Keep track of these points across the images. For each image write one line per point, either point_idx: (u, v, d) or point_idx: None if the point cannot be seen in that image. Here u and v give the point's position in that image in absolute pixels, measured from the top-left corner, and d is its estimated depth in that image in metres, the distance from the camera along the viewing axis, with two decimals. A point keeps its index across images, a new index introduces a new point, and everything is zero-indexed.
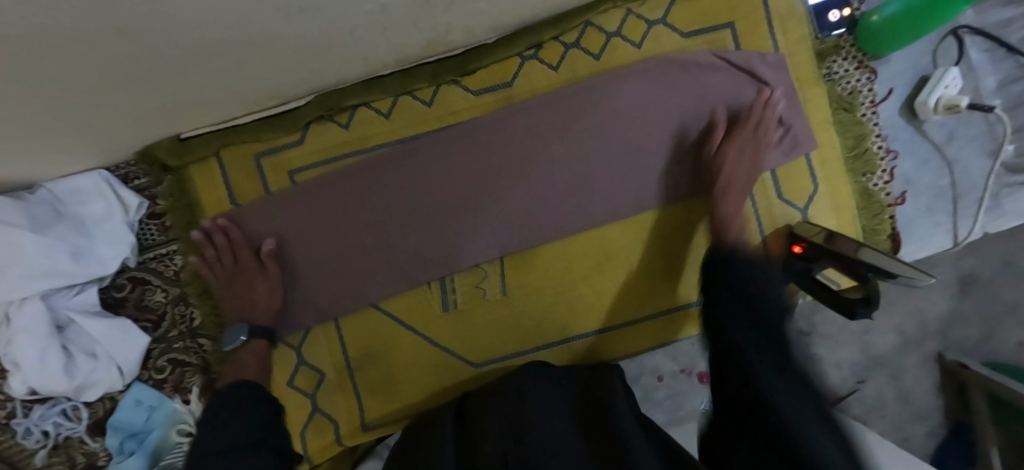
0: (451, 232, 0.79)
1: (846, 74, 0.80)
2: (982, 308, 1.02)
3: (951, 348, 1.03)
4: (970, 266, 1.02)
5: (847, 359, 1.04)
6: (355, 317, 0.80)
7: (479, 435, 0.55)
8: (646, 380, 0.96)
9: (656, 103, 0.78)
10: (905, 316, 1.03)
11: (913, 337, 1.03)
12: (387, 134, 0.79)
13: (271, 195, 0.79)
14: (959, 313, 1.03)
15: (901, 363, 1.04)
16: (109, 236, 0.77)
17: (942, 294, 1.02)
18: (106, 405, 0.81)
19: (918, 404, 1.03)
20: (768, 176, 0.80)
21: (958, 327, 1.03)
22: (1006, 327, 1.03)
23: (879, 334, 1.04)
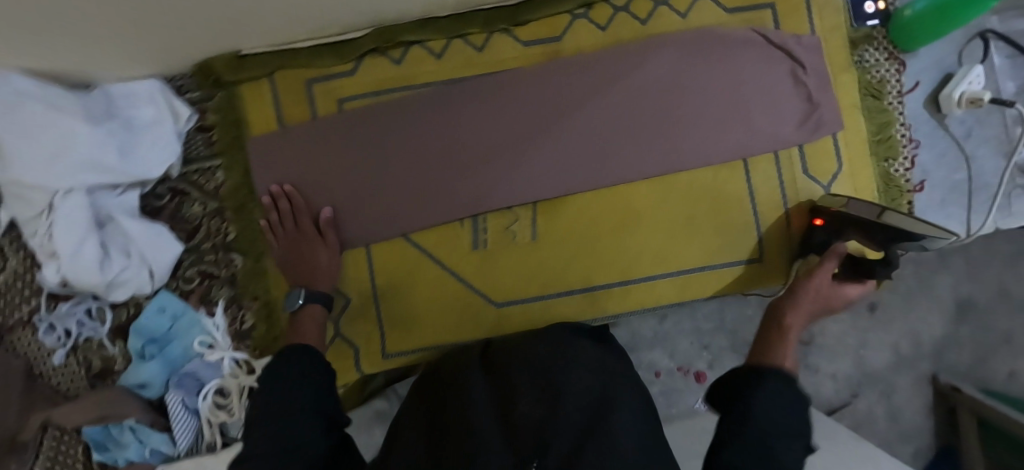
0: (489, 174, 0.82)
1: (876, 64, 0.84)
2: (977, 334, 1.06)
3: (944, 370, 1.07)
4: (967, 291, 1.06)
5: (842, 372, 1.07)
6: (365, 252, 0.83)
7: (495, 397, 0.51)
8: (645, 375, 1.02)
9: (694, 71, 0.82)
10: (902, 335, 1.07)
11: (908, 356, 1.07)
12: (436, 74, 0.82)
13: (318, 120, 0.82)
14: (954, 337, 1.06)
15: (894, 381, 1.07)
16: (156, 142, 0.79)
17: (939, 319, 1.06)
18: (130, 311, 0.83)
19: (907, 423, 1.06)
20: (794, 151, 0.83)
21: (952, 350, 1.07)
22: (1000, 356, 1.07)
23: (875, 351, 1.07)
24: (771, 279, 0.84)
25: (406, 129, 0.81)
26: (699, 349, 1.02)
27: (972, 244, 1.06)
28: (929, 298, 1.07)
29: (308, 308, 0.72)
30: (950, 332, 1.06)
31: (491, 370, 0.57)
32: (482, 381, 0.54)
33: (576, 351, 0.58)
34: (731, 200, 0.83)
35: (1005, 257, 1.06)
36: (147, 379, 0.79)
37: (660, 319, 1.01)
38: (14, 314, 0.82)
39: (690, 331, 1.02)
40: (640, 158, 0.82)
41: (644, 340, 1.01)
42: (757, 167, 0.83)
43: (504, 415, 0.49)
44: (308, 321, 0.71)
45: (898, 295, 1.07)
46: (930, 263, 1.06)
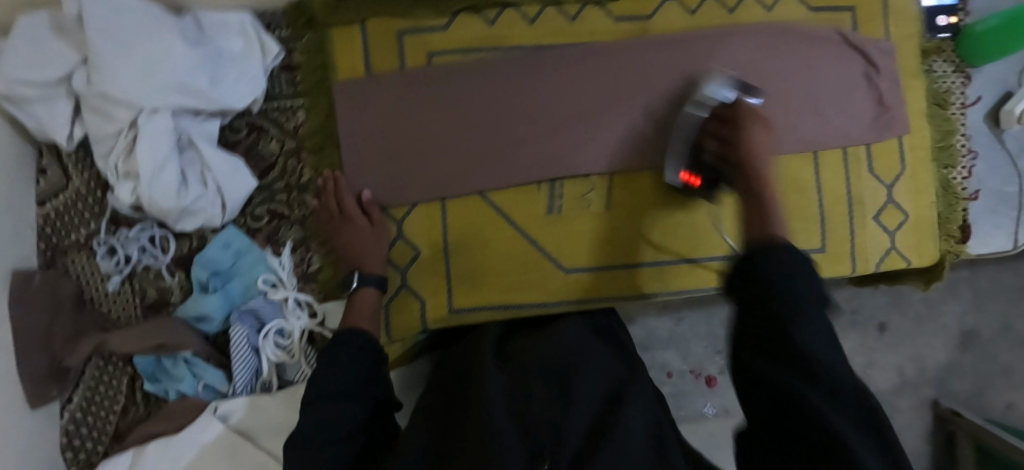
0: (571, 141, 0.82)
1: (944, 74, 0.88)
2: (980, 363, 1.14)
3: (945, 396, 1.14)
4: (973, 322, 1.14)
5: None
6: (431, 211, 0.82)
7: (509, 394, 0.55)
8: (656, 374, 1.02)
9: (776, 62, 0.85)
10: (908, 359, 1.14)
11: (912, 380, 1.14)
12: (526, 38, 0.84)
13: (406, 70, 0.82)
14: (957, 364, 1.14)
15: (896, 403, 1.14)
16: (244, 73, 0.78)
17: (944, 345, 1.14)
18: (194, 243, 0.81)
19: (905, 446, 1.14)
20: (862, 149, 0.86)
21: (954, 379, 1.14)
22: (997, 388, 1.15)
23: (881, 371, 1.14)
24: (835, 268, 0.86)
25: (489, 88, 0.82)
26: (713, 354, 1.03)
27: (980, 276, 1.14)
28: (937, 325, 1.14)
29: (359, 292, 0.74)
30: (954, 359, 1.14)
31: (509, 367, 0.60)
32: (498, 374, 0.58)
33: (583, 358, 0.61)
34: (800, 191, 0.85)
35: (1011, 290, 1.14)
36: (206, 313, 0.77)
37: (677, 320, 1.02)
38: (71, 236, 0.81)
39: (704, 335, 1.03)
40: None
41: (659, 340, 1.02)
42: (827, 161, 0.86)
43: (518, 410, 0.52)
44: (365, 305, 0.73)
45: (908, 319, 1.14)
46: (940, 290, 1.14)
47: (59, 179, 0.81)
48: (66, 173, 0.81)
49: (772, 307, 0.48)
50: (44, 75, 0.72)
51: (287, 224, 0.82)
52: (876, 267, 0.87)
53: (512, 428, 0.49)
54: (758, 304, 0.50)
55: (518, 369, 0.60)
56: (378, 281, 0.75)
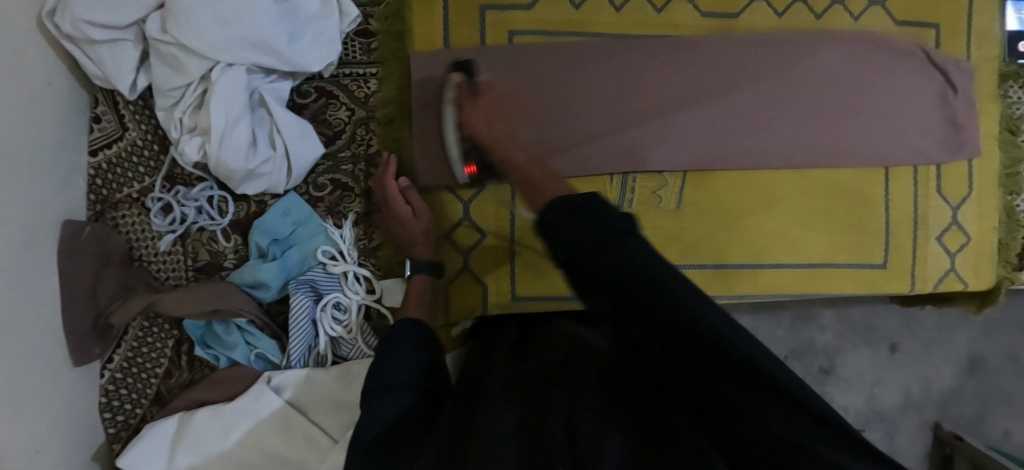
0: (648, 134, 0.80)
1: (1019, 101, 0.89)
2: (982, 390, 1.17)
3: (946, 420, 1.17)
4: (979, 349, 1.18)
5: (855, 405, 1.16)
6: (485, 198, 0.79)
7: (506, 400, 0.51)
8: None
9: (859, 72, 0.84)
10: (914, 379, 1.17)
11: (916, 400, 1.17)
12: (613, 26, 0.83)
13: (485, 46, 0.79)
14: (961, 390, 1.17)
15: (899, 422, 1.16)
16: (321, 35, 0.75)
17: (950, 370, 1.17)
18: (251, 207, 0.79)
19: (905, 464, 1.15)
20: (932, 169, 0.86)
21: (955, 403, 1.17)
22: (996, 415, 1.17)
23: (887, 390, 1.17)
24: (895, 285, 0.87)
25: (570, 72, 0.79)
26: None
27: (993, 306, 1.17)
28: (947, 351, 1.17)
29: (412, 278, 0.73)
30: (958, 384, 1.17)
31: (504, 372, 0.57)
32: (491, 381, 0.55)
33: (575, 359, 0.58)
34: (868, 205, 0.85)
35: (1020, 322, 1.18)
36: (264, 281, 0.74)
37: None
38: (124, 190, 0.77)
39: None
40: (784, 147, 0.82)
41: None
42: (897, 177, 0.86)
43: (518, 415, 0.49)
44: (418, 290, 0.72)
45: (918, 342, 1.18)
46: (952, 316, 1.18)
47: (113, 127, 0.77)
48: (121, 121, 0.77)
49: (646, 291, 0.42)
50: (117, 18, 0.68)
51: (349, 196, 0.79)
52: (933, 287, 0.87)
53: (511, 437, 0.45)
54: (613, 295, 0.43)
55: (516, 374, 0.57)
56: (430, 265, 0.74)
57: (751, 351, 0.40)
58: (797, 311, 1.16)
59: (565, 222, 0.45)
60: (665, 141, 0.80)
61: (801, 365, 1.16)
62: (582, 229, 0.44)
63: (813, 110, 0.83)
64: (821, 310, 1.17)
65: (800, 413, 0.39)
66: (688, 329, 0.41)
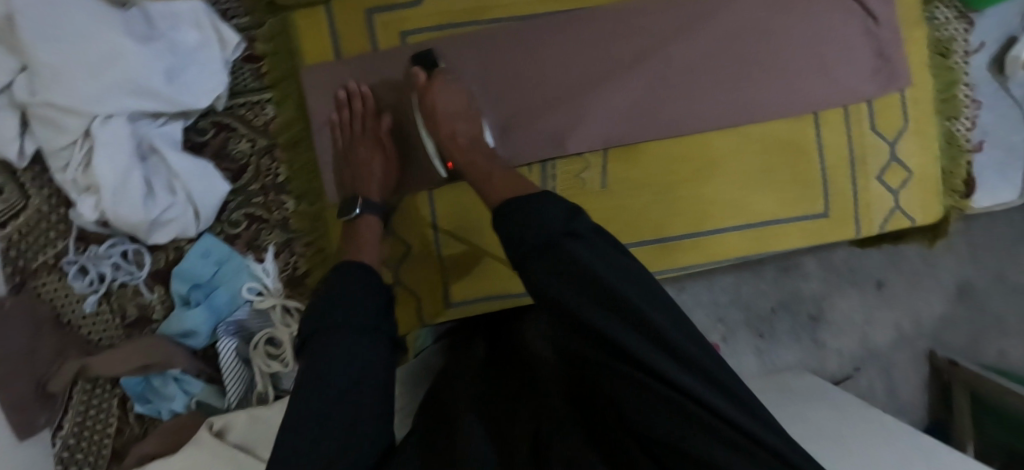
0: (564, 118, 0.78)
1: (947, 22, 0.83)
2: (973, 315, 1.16)
3: (939, 348, 1.17)
4: (965, 275, 1.16)
5: (847, 348, 1.16)
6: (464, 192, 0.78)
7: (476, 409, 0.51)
8: None
9: (772, 20, 0.81)
10: (905, 314, 1.16)
11: (909, 335, 1.16)
12: (508, 9, 0.78)
13: (378, 53, 0.76)
14: (954, 317, 1.17)
15: (893, 358, 1.16)
16: (203, 68, 0.72)
17: (939, 300, 1.16)
18: (170, 255, 0.77)
19: (905, 397, 1.16)
20: (863, 106, 0.83)
21: (949, 331, 1.17)
22: (993, 336, 1.17)
23: (880, 330, 1.16)
24: (841, 232, 0.84)
25: (469, 65, 0.77)
26: (715, 323, 1.13)
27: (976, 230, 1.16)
28: (934, 281, 1.16)
29: (360, 219, 0.70)
30: (949, 312, 1.16)
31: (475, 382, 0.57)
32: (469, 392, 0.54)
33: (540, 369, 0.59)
34: (804, 154, 0.82)
35: (1007, 242, 1.16)
36: (192, 327, 0.73)
37: (679, 290, 1.10)
38: (40, 257, 0.76)
39: (707, 305, 1.13)
40: (707, 111, 0.80)
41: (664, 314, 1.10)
42: (828, 121, 0.82)
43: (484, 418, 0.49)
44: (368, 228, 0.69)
45: (904, 277, 1.16)
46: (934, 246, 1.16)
47: (17, 197, 0.75)
48: (24, 191, 0.75)
49: (607, 305, 0.43)
50: None
51: (264, 228, 0.77)
52: (879, 228, 0.84)
53: (478, 444, 0.45)
54: (578, 295, 0.43)
55: (496, 383, 0.57)
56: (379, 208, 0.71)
57: (698, 367, 0.41)
58: (779, 263, 1.14)
59: (516, 225, 0.48)
60: (583, 123, 0.78)
61: (790, 317, 1.15)
62: (536, 236, 0.46)
63: (733, 70, 0.80)
64: (802, 257, 1.15)
65: (740, 430, 0.38)
66: (634, 336, 0.42)
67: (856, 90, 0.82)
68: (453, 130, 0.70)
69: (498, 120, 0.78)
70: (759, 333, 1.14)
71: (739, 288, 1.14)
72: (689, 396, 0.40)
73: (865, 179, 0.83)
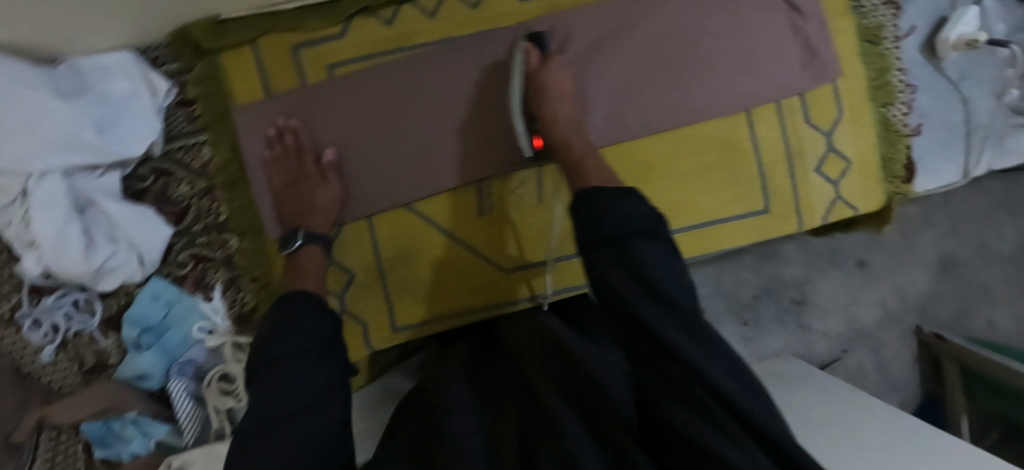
0: (496, 134, 0.79)
1: (874, 9, 0.83)
2: (957, 287, 1.17)
3: (927, 323, 1.17)
4: (949, 247, 1.17)
5: (834, 329, 1.16)
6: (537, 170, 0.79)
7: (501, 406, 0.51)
8: None
9: (698, 21, 0.81)
10: (889, 291, 1.17)
11: (895, 311, 1.17)
12: (430, 33, 0.78)
13: (307, 87, 0.77)
14: (939, 290, 1.17)
15: (882, 337, 1.17)
16: (137, 117, 0.74)
17: (923, 274, 1.17)
18: (121, 301, 0.78)
19: (895, 373, 1.16)
20: (795, 99, 0.83)
21: (936, 304, 1.17)
22: (980, 307, 1.18)
23: (865, 309, 1.17)
24: (783, 227, 0.84)
25: (396, 90, 0.78)
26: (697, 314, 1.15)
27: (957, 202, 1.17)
28: (916, 257, 1.17)
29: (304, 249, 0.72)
30: (935, 286, 1.17)
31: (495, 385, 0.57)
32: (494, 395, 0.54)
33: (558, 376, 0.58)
34: (739, 154, 0.82)
35: (986, 211, 1.17)
36: (145, 370, 0.76)
37: None
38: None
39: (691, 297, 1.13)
40: (641, 116, 0.80)
41: None
42: (761, 117, 0.83)
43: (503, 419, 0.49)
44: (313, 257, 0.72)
45: (886, 253, 1.17)
46: (913, 221, 1.17)
47: None
48: None
49: (655, 295, 0.43)
50: None
51: (207, 269, 0.79)
52: (821, 221, 0.85)
53: (479, 450, 0.45)
54: (632, 283, 0.44)
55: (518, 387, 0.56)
56: (321, 237, 0.73)
57: (731, 373, 0.41)
58: (758, 251, 1.15)
59: (587, 214, 0.50)
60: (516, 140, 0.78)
61: (774, 302, 1.15)
62: (605, 228, 0.48)
63: (662, 74, 0.80)
64: (782, 242, 1.15)
65: (755, 436, 0.37)
66: (670, 325, 0.42)
67: (785, 85, 0.82)
68: (552, 113, 0.73)
69: (427, 140, 0.79)
70: (744, 321, 1.14)
71: (720, 277, 1.15)
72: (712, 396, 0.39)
73: (803, 172, 0.83)
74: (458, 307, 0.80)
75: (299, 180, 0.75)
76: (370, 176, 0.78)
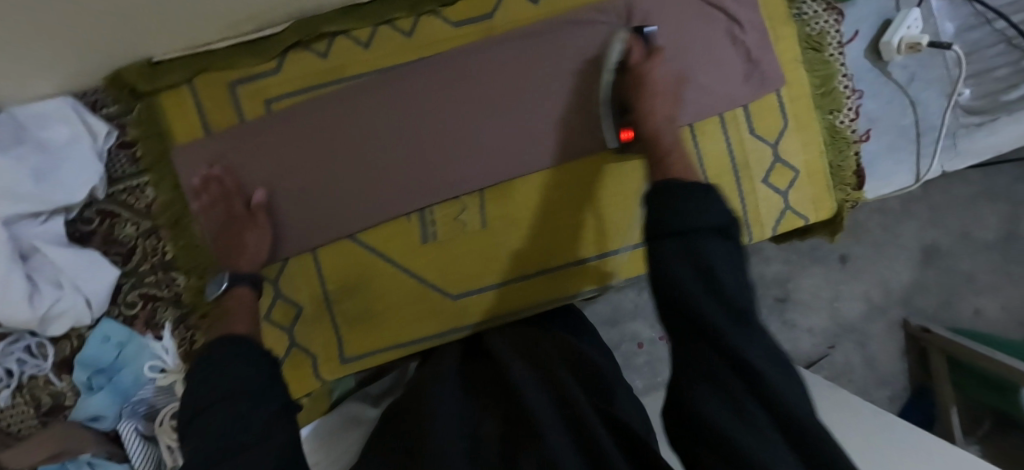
0: (435, 161, 0.79)
1: (815, 15, 0.82)
2: (943, 276, 1.23)
3: (914, 314, 1.23)
4: (929, 238, 1.22)
5: (819, 325, 1.20)
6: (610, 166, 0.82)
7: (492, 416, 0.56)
8: (629, 344, 1.18)
9: (634, 37, 0.80)
10: (873, 284, 1.22)
11: (879, 305, 1.22)
12: (367, 64, 0.79)
13: (244, 123, 0.78)
14: (923, 281, 1.23)
15: (868, 330, 1.22)
16: (77, 163, 0.75)
17: (906, 266, 1.22)
18: (74, 343, 0.79)
19: (883, 368, 1.22)
20: (739, 111, 0.82)
21: (919, 295, 1.23)
22: (965, 295, 1.24)
23: (848, 303, 1.21)
24: None
25: (331, 121, 0.77)
26: None
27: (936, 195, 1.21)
28: (897, 246, 1.22)
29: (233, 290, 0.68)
30: (918, 278, 1.23)
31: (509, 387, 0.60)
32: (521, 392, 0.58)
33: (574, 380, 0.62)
34: (681, 170, 0.82)
35: (962, 200, 1.23)
36: (97, 412, 0.76)
37: (640, 290, 1.17)
38: None
39: None
40: (584, 135, 0.80)
41: (625, 314, 1.17)
42: (704, 131, 0.81)
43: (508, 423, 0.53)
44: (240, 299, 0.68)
45: (867, 248, 1.21)
46: (893, 213, 1.22)
47: None
48: None
49: (714, 286, 0.47)
50: None
51: (156, 308, 0.80)
52: (770, 232, 0.84)
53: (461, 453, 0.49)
54: (691, 272, 0.48)
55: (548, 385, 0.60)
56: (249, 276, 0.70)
57: (775, 364, 0.45)
58: None
59: (655, 206, 0.53)
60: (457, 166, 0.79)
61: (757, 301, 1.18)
62: (670, 222, 0.51)
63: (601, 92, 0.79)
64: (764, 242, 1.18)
65: (782, 423, 0.41)
66: (719, 315, 0.46)
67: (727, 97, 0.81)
68: (650, 108, 0.69)
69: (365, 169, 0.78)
70: None
71: None
72: (751, 383, 0.43)
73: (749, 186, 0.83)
74: (410, 334, 0.81)
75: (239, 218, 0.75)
76: (313, 208, 0.78)
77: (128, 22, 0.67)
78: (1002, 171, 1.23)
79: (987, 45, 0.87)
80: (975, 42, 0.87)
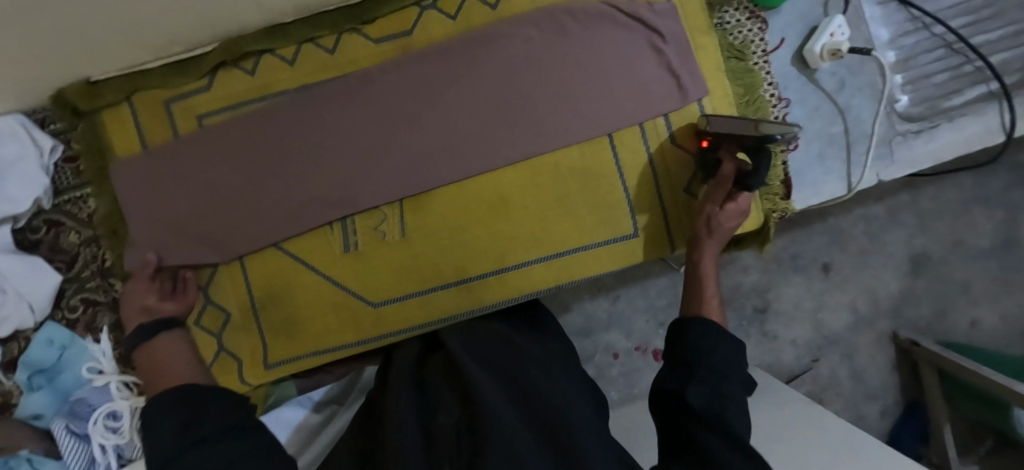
0: (355, 172, 0.80)
1: (737, 24, 0.84)
2: (932, 285, 1.17)
3: (903, 326, 1.17)
4: (921, 245, 1.17)
5: (800, 337, 1.15)
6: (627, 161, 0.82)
7: (445, 404, 0.59)
8: (603, 356, 1.14)
9: (549, 49, 0.81)
10: (858, 294, 1.16)
11: (864, 315, 1.17)
12: (291, 81, 0.83)
13: (176, 137, 0.82)
14: (911, 291, 1.17)
15: (853, 342, 1.16)
16: (20, 177, 0.80)
17: (893, 275, 1.17)
18: (21, 344, 0.84)
19: (870, 381, 1.16)
20: (660, 120, 0.82)
21: (910, 306, 1.17)
22: (959, 306, 1.18)
23: (834, 312, 1.16)
24: (653, 251, 0.84)
25: (256, 131, 0.80)
26: (655, 327, 1.15)
27: (923, 200, 1.16)
28: (882, 255, 1.16)
29: (164, 337, 0.69)
30: (907, 286, 1.17)
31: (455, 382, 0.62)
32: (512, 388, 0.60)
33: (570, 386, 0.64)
34: (602, 180, 0.82)
35: (955, 204, 1.17)
36: (36, 411, 0.80)
37: (613, 299, 1.14)
38: None
39: (644, 311, 1.15)
40: (506, 146, 0.80)
41: (598, 324, 1.14)
42: (622, 141, 0.82)
43: (466, 411, 0.56)
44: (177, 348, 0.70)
45: (850, 256, 1.16)
46: (878, 220, 1.16)
47: None
48: None
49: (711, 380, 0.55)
50: None
51: (92, 318, 0.84)
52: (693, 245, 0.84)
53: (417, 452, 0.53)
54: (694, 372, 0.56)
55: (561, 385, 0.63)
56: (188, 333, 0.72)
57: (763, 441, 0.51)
58: None
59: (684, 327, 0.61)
60: (381, 177, 0.80)
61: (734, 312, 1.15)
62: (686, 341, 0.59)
63: (518, 103, 0.80)
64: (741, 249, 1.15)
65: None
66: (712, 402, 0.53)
67: (648, 107, 0.81)
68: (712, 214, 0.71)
69: (291, 178, 0.80)
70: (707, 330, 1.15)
71: (676, 289, 1.15)
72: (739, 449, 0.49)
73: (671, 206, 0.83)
74: (338, 342, 0.83)
75: (175, 229, 0.80)
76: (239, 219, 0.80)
77: (68, 53, 0.73)
78: (995, 174, 1.17)
79: (924, 50, 0.85)
80: (912, 47, 0.85)
